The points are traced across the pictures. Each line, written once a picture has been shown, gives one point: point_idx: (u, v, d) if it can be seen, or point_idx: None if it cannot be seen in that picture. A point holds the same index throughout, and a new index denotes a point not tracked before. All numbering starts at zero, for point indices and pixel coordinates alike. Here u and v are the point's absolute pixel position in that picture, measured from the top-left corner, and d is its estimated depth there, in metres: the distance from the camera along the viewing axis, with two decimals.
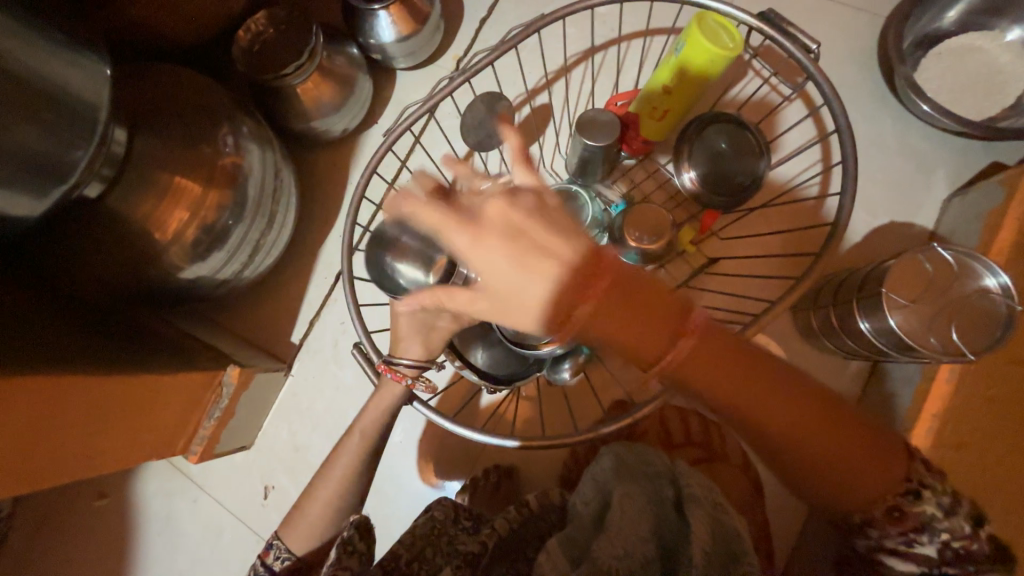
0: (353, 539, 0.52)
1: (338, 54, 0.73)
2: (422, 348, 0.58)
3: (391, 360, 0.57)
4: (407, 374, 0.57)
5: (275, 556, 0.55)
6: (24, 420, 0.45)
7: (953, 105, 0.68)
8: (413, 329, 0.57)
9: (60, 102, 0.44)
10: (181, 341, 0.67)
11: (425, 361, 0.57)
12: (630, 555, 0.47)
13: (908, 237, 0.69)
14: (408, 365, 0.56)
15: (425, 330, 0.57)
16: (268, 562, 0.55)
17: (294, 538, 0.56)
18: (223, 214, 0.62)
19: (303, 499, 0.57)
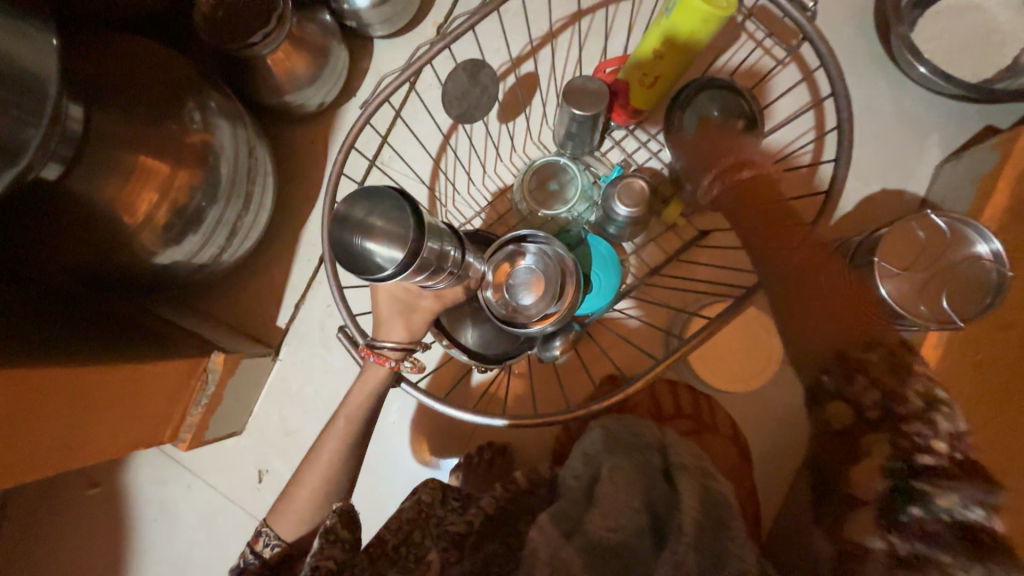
0: (335, 527, 0.52)
1: (310, 21, 0.68)
2: (405, 331, 0.58)
3: (374, 343, 0.57)
4: (391, 356, 0.57)
5: (264, 543, 0.55)
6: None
7: (949, 67, 0.67)
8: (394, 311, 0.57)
9: (4, 74, 0.41)
10: (161, 328, 0.66)
11: (409, 343, 0.58)
12: (624, 528, 0.47)
13: (900, 205, 0.68)
14: (391, 348, 0.57)
15: (408, 311, 0.58)
16: (257, 549, 0.55)
17: (282, 524, 0.56)
18: (195, 195, 0.59)
19: (296, 484, 0.57)
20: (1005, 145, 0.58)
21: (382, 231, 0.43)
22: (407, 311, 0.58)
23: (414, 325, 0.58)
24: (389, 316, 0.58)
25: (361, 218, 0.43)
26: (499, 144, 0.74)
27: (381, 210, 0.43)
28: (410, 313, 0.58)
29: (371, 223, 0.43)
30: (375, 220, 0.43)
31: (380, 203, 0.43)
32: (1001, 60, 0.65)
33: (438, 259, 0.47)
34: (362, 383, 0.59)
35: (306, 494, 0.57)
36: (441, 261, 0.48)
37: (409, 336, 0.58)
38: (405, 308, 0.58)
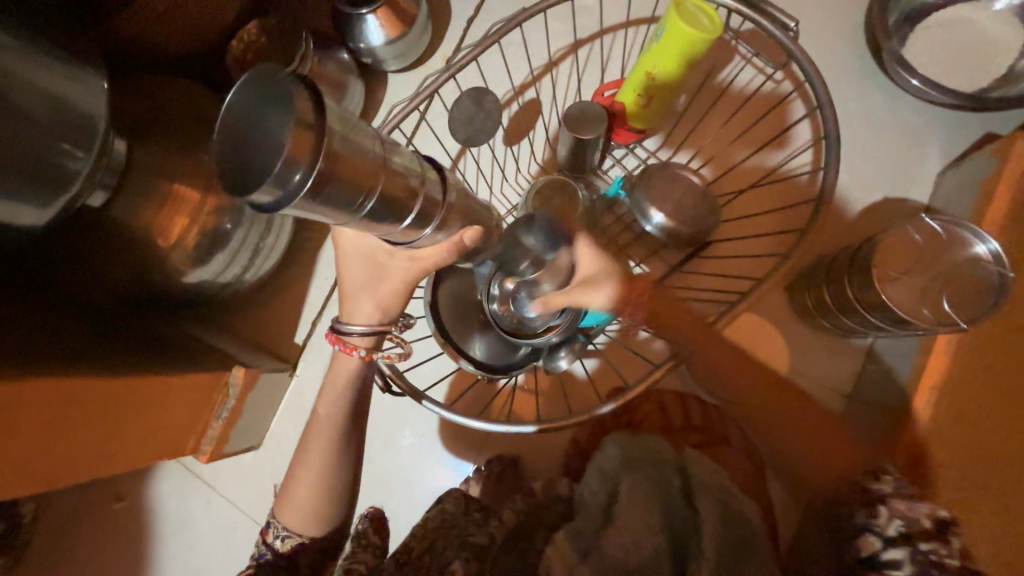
0: (365, 534, 0.54)
1: (329, 59, 0.75)
2: (374, 310, 0.51)
3: (341, 330, 0.52)
4: (360, 343, 0.52)
5: (274, 536, 0.57)
6: (36, 423, 0.46)
7: (943, 78, 0.68)
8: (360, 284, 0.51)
9: (60, 113, 0.46)
10: (188, 344, 0.70)
11: (380, 327, 0.52)
12: (639, 546, 0.47)
13: (903, 212, 0.68)
14: (359, 333, 0.52)
15: (377, 282, 0.50)
16: (268, 540, 0.57)
17: (289, 517, 0.57)
18: (222, 218, 0.63)
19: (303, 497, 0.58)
20: (1004, 150, 0.58)
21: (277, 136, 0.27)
22: (375, 281, 0.50)
23: (382, 301, 0.51)
24: (355, 292, 0.51)
25: (242, 111, 0.27)
26: (504, 165, 0.77)
27: (268, 97, 0.27)
28: (377, 287, 0.51)
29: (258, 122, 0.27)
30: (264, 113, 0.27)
31: (267, 87, 0.27)
32: (994, 70, 0.67)
33: (384, 181, 0.33)
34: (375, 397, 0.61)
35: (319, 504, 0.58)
36: (385, 184, 0.33)
37: (378, 318, 0.51)
38: (371, 279, 0.50)
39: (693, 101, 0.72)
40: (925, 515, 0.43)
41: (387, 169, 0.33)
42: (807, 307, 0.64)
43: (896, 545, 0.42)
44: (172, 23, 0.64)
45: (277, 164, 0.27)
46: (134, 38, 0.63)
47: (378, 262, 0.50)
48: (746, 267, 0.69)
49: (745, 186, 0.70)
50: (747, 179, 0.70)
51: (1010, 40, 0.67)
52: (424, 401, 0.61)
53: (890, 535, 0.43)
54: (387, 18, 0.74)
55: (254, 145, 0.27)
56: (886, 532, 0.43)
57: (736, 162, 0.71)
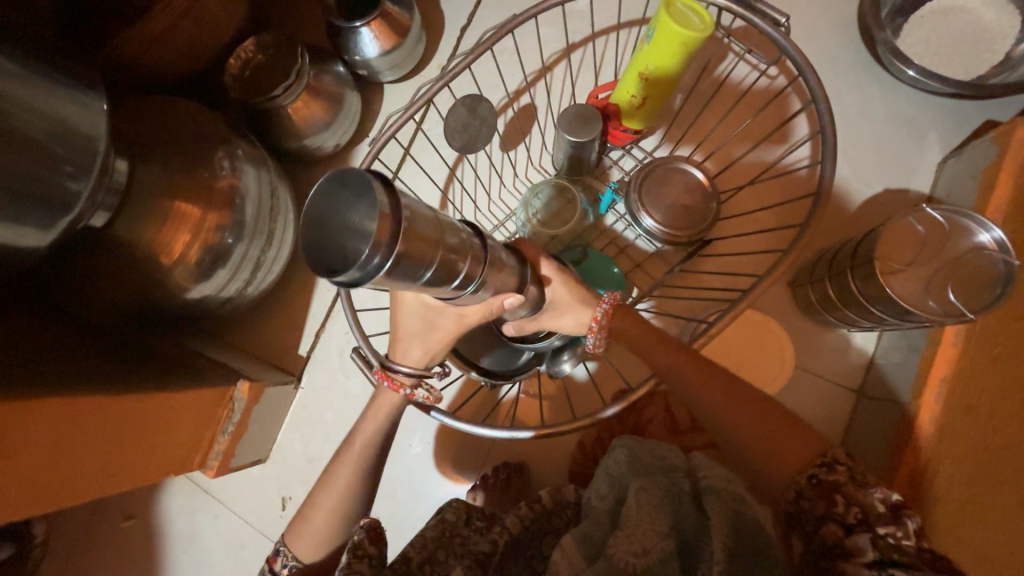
0: (362, 542, 0.52)
1: (325, 72, 0.75)
2: (423, 355, 0.55)
3: (390, 367, 0.56)
4: (405, 382, 0.55)
5: (282, 563, 0.58)
6: (42, 444, 0.47)
7: (939, 67, 0.68)
8: (415, 331, 0.54)
9: (62, 136, 0.47)
10: (192, 359, 0.70)
11: (425, 371, 0.55)
12: (648, 552, 0.46)
13: (906, 203, 0.67)
14: (405, 374, 0.55)
15: (428, 331, 0.53)
16: (277, 567, 0.58)
17: (299, 544, 0.58)
18: (223, 234, 0.64)
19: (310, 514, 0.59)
20: (1004, 136, 0.58)
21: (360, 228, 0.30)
22: (428, 331, 0.53)
23: (430, 348, 0.54)
24: (408, 336, 0.55)
25: (324, 206, 0.30)
26: (502, 172, 0.78)
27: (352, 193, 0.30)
28: (429, 334, 0.54)
29: (343, 217, 0.30)
30: (349, 207, 0.30)
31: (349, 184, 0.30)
32: (990, 58, 0.66)
33: (442, 250, 0.33)
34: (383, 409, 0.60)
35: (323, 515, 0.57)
36: (442, 253, 0.33)
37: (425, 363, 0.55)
38: (425, 327, 0.53)
39: (689, 99, 0.72)
40: (878, 500, 0.41)
41: (447, 241, 0.33)
42: (811, 303, 0.63)
43: (856, 532, 0.40)
44: (170, 44, 0.65)
45: (365, 250, 0.29)
46: (134, 60, 0.64)
47: (433, 314, 0.52)
48: (748, 264, 0.68)
49: (743, 183, 0.69)
50: (743, 175, 0.70)
51: (1006, 26, 0.66)
52: (432, 411, 0.60)
53: (851, 523, 0.40)
54: (382, 31, 0.75)
55: (344, 238, 0.30)
56: (846, 519, 0.40)
57: (734, 158, 0.70)
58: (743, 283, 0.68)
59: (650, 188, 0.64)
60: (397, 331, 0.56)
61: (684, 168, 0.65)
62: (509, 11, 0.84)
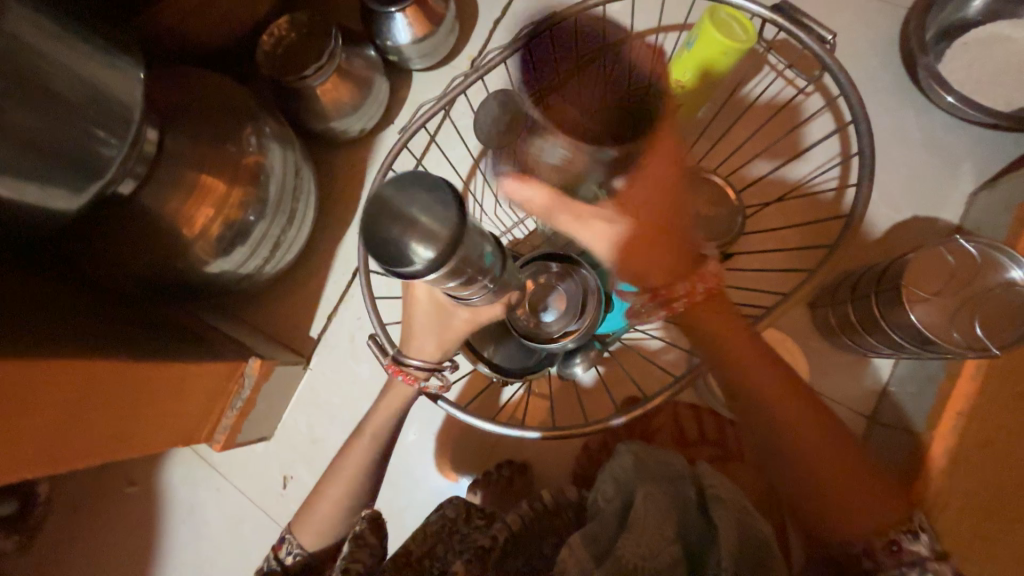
0: (365, 532, 0.55)
1: (357, 56, 0.75)
2: (435, 347, 0.56)
3: (402, 360, 0.56)
4: (419, 375, 0.56)
5: (286, 551, 0.58)
6: (58, 406, 0.47)
7: (980, 96, 0.66)
8: (427, 326, 0.55)
9: (100, 101, 0.47)
10: (206, 332, 0.70)
11: (437, 363, 0.56)
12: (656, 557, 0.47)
13: (934, 233, 0.67)
14: (418, 367, 0.56)
15: (442, 327, 0.54)
16: (279, 556, 0.58)
17: (304, 533, 0.58)
18: (246, 210, 0.64)
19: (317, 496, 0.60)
20: None
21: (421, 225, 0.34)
22: (439, 325, 0.54)
23: (443, 342, 0.55)
24: (422, 331, 0.56)
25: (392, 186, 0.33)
26: None
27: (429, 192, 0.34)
28: (443, 330, 0.55)
29: (410, 209, 0.33)
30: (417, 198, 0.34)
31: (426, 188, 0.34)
32: None
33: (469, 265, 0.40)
34: (396, 398, 0.60)
35: (327, 507, 0.58)
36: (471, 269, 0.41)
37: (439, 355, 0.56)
38: (437, 322, 0.54)
39: (721, 111, 0.72)
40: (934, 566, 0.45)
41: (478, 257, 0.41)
42: (830, 325, 0.62)
43: None
44: (206, 16, 0.65)
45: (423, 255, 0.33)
46: (170, 30, 0.64)
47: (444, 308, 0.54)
48: (768, 281, 0.68)
49: (769, 200, 0.69)
50: (770, 192, 0.69)
51: None
52: (439, 401, 0.60)
53: None
54: (417, 17, 0.75)
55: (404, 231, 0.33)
56: None
57: (763, 174, 0.70)
58: (762, 300, 0.67)
59: (683, 198, 0.61)
60: (410, 326, 0.57)
61: (711, 179, 0.65)
62: (545, 7, 0.84)
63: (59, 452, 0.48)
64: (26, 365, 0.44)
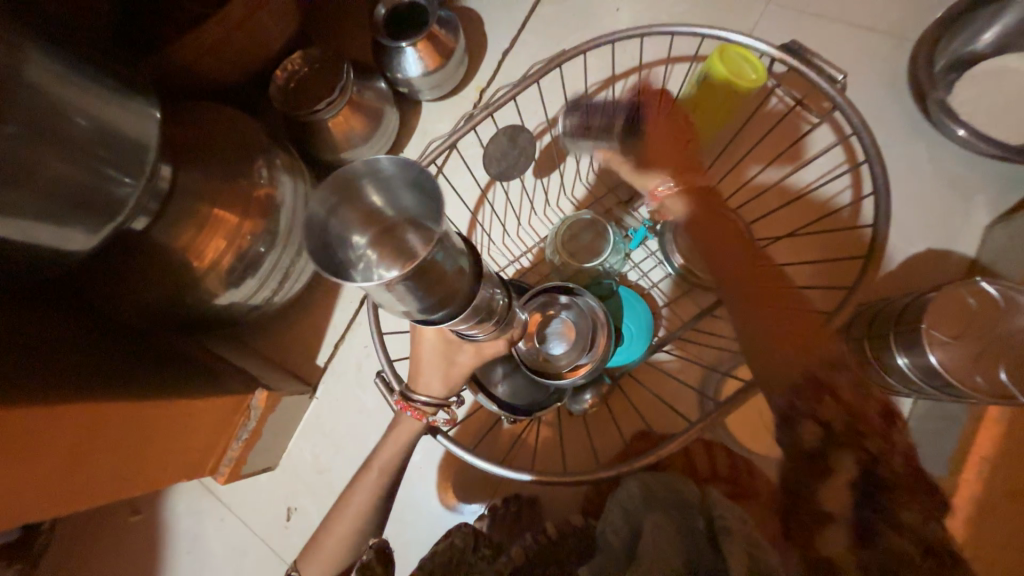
0: (372, 563, 0.55)
1: (368, 88, 0.76)
2: (443, 384, 0.55)
3: (409, 396, 0.55)
4: (426, 411, 0.55)
5: None
6: (66, 447, 0.47)
7: (992, 128, 0.66)
8: (434, 363, 0.54)
9: (114, 141, 0.48)
10: (213, 362, 0.70)
11: (443, 400, 0.55)
12: None
13: (949, 267, 0.65)
14: (426, 402, 0.55)
15: (448, 363, 0.54)
16: None
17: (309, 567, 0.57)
18: (256, 242, 0.65)
19: (323, 531, 0.58)
20: None
21: (398, 222, 0.40)
22: (446, 365, 0.54)
23: (450, 380, 0.55)
24: (427, 366, 0.55)
25: (380, 184, 0.39)
26: (535, 199, 0.77)
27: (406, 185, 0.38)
28: (449, 368, 0.55)
29: (394, 202, 0.40)
30: (398, 194, 0.39)
31: (424, 193, 0.37)
32: None
33: (463, 296, 0.39)
34: (404, 434, 0.59)
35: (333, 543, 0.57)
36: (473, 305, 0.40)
37: (444, 394, 0.55)
38: (445, 361, 0.54)
39: (732, 143, 0.72)
40: None
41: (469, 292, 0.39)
42: None
43: None
44: (223, 54, 0.67)
45: (358, 244, 0.40)
46: (187, 69, 0.65)
47: (451, 346, 0.53)
48: None
49: (783, 232, 0.68)
50: (785, 224, 0.69)
51: None
52: (439, 435, 0.59)
53: None
54: (427, 51, 0.76)
55: (374, 205, 0.40)
56: None
57: (773, 207, 0.69)
58: None
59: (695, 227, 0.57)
60: (417, 365, 0.56)
61: None
62: (552, 40, 0.85)
63: (67, 496, 0.48)
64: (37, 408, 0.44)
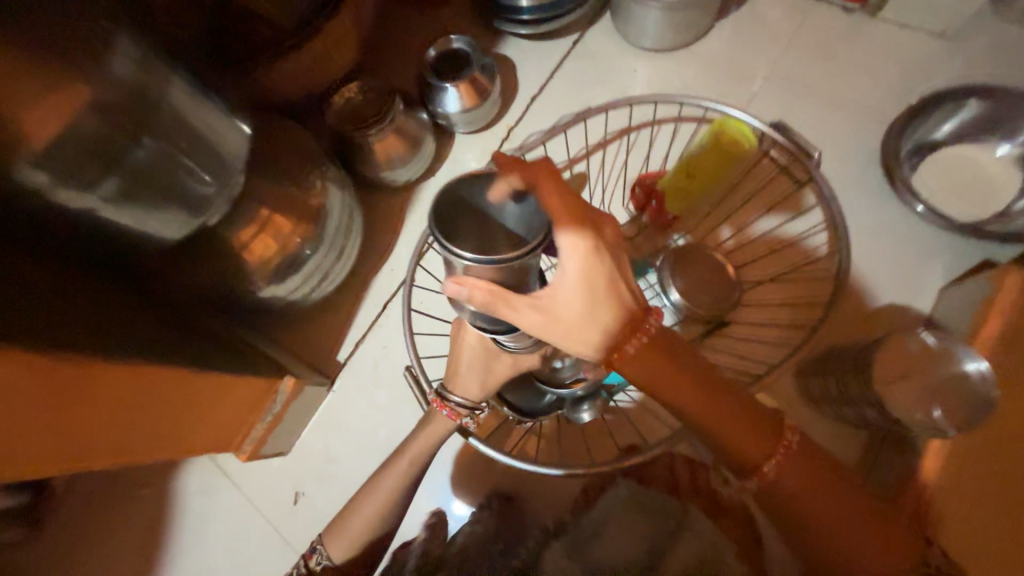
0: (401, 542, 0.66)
1: (411, 118, 0.86)
2: (478, 389, 0.64)
3: (445, 396, 0.64)
4: (461, 411, 0.64)
5: (316, 561, 0.65)
6: (115, 402, 0.52)
7: (946, 206, 0.77)
8: (473, 370, 0.63)
9: (214, 149, 0.56)
10: (247, 346, 0.77)
11: (475, 403, 0.64)
12: None
13: (907, 320, 0.75)
14: (460, 403, 0.63)
15: (485, 369, 0.62)
16: (310, 564, 0.65)
17: (334, 546, 0.65)
18: (304, 244, 0.73)
19: (348, 512, 0.66)
20: (996, 279, 0.66)
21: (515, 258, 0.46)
22: (485, 369, 0.62)
23: (486, 386, 0.63)
24: (467, 369, 0.63)
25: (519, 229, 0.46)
26: None
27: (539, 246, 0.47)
28: (486, 373, 0.63)
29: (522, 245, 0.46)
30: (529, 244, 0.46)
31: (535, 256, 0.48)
32: (993, 205, 0.76)
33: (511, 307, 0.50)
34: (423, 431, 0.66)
35: (358, 519, 0.65)
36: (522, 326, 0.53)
37: (478, 397, 0.63)
38: (483, 370, 0.62)
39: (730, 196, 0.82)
40: None
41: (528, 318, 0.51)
42: (816, 394, 0.70)
43: None
44: (294, 81, 0.77)
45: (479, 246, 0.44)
46: (261, 90, 0.75)
47: (492, 355, 0.61)
48: (765, 354, 0.75)
49: (766, 276, 0.78)
50: (770, 269, 0.79)
51: (1009, 181, 0.77)
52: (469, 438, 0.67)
53: None
54: (468, 93, 0.88)
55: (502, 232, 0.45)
56: None
57: (761, 256, 0.79)
58: (756, 365, 0.75)
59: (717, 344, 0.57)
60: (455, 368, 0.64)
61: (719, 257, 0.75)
62: (576, 93, 0.98)
63: (119, 447, 0.55)
64: (105, 367, 0.50)
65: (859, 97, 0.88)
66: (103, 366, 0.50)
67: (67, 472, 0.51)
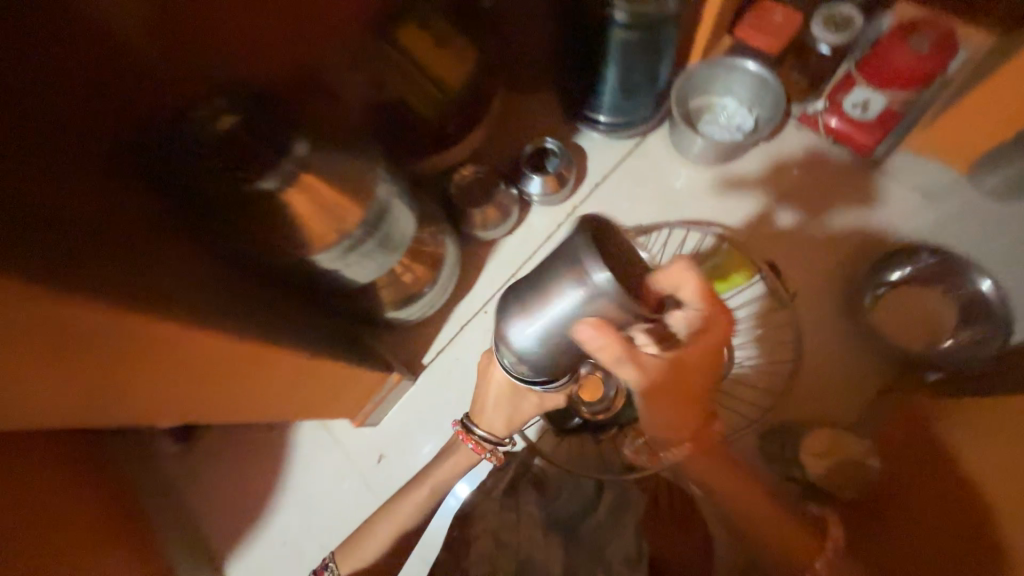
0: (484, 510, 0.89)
1: (507, 197, 1.16)
2: (501, 426, 0.92)
3: (467, 428, 0.94)
4: (481, 444, 0.93)
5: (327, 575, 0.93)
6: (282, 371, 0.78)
7: (893, 334, 1.04)
8: (500, 413, 0.91)
9: (394, 232, 0.82)
10: (367, 346, 1.07)
11: (494, 437, 0.93)
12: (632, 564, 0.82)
13: (841, 412, 1.04)
14: (481, 437, 0.92)
15: (510, 412, 0.90)
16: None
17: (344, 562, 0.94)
18: (423, 283, 1.03)
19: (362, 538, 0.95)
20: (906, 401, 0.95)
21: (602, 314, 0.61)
22: (507, 415, 0.91)
23: (506, 426, 0.92)
24: (490, 414, 0.91)
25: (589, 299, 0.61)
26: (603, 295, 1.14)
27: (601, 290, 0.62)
28: (511, 412, 0.90)
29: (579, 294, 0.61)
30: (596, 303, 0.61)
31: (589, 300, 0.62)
32: (925, 341, 1.03)
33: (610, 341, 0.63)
34: (446, 469, 0.95)
35: (409, 503, 0.95)
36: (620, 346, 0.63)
37: (500, 434, 0.92)
38: (509, 411, 0.90)
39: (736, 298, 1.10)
40: None
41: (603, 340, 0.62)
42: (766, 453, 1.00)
43: None
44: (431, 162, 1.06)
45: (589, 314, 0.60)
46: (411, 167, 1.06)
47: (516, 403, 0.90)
48: (735, 418, 1.03)
49: (748, 359, 1.07)
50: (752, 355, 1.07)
51: (942, 325, 1.03)
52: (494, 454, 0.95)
53: None
54: (552, 183, 1.18)
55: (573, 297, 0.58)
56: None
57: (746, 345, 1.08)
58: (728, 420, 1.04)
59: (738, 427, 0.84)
60: (482, 405, 0.92)
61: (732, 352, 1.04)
62: (631, 188, 1.25)
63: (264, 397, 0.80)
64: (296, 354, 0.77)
65: (847, 233, 1.14)
66: (266, 350, 0.71)
67: (220, 406, 0.74)
